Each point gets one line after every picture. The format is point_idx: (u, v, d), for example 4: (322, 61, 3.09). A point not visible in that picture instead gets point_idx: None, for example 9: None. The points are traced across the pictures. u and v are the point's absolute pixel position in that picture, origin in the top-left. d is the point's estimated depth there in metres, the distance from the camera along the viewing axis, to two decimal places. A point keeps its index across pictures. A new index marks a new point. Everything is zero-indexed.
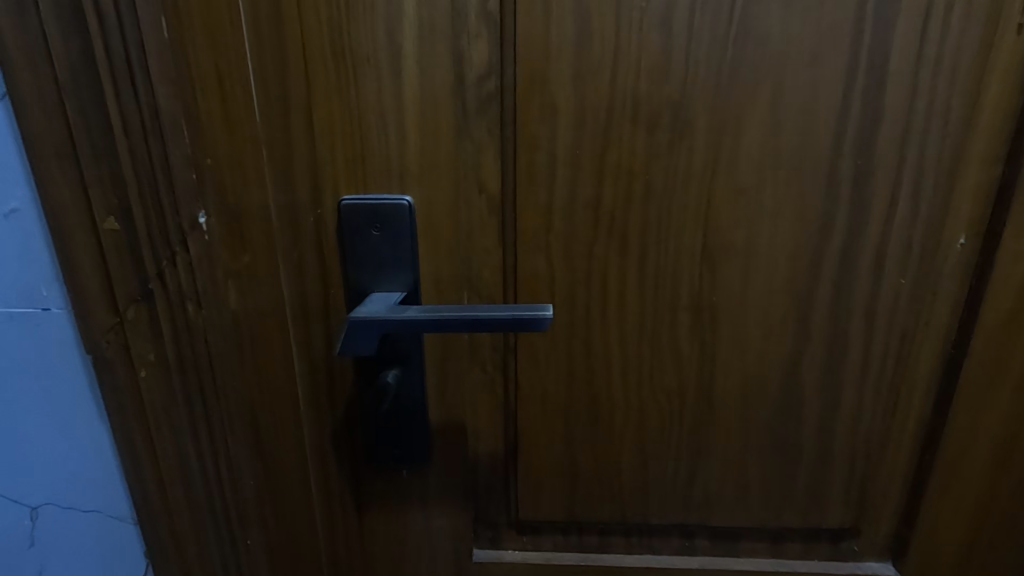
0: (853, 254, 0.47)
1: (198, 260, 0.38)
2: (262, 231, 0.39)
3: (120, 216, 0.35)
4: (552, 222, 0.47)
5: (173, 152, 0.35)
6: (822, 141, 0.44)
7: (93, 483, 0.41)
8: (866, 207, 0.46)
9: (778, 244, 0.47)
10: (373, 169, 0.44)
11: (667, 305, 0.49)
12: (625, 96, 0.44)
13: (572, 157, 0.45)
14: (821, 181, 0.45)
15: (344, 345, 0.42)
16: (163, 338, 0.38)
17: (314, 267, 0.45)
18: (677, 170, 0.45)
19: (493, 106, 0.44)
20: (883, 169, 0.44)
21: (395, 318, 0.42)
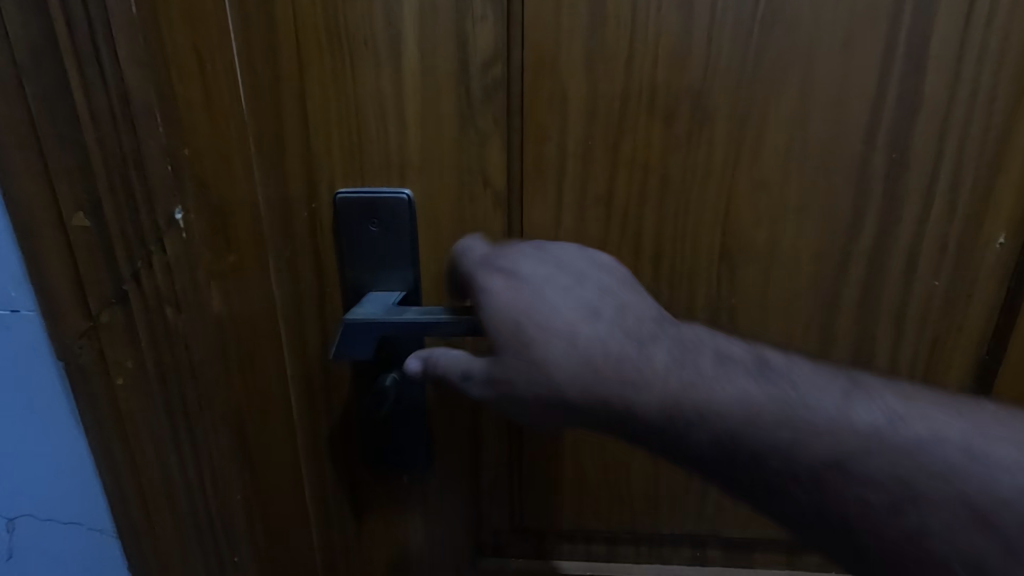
0: (884, 254, 0.44)
1: (178, 262, 0.29)
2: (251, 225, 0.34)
3: (91, 209, 0.26)
4: (560, 218, 0.44)
5: (146, 139, 0.27)
6: (855, 134, 0.41)
7: (77, 519, 0.33)
8: (900, 205, 0.42)
9: (803, 244, 0.44)
10: (371, 160, 0.43)
11: (682, 306, 0.46)
12: (641, 83, 0.41)
13: (584, 148, 0.42)
14: (851, 178, 0.42)
15: (340, 348, 0.40)
16: (145, 358, 0.29)
17: (302, 268, 0.42)
18: (696, 163, 0.42)
19: (499, 94, 0.41)
20: (920, 162, 0.41)
21: (395, 321, 0.40)
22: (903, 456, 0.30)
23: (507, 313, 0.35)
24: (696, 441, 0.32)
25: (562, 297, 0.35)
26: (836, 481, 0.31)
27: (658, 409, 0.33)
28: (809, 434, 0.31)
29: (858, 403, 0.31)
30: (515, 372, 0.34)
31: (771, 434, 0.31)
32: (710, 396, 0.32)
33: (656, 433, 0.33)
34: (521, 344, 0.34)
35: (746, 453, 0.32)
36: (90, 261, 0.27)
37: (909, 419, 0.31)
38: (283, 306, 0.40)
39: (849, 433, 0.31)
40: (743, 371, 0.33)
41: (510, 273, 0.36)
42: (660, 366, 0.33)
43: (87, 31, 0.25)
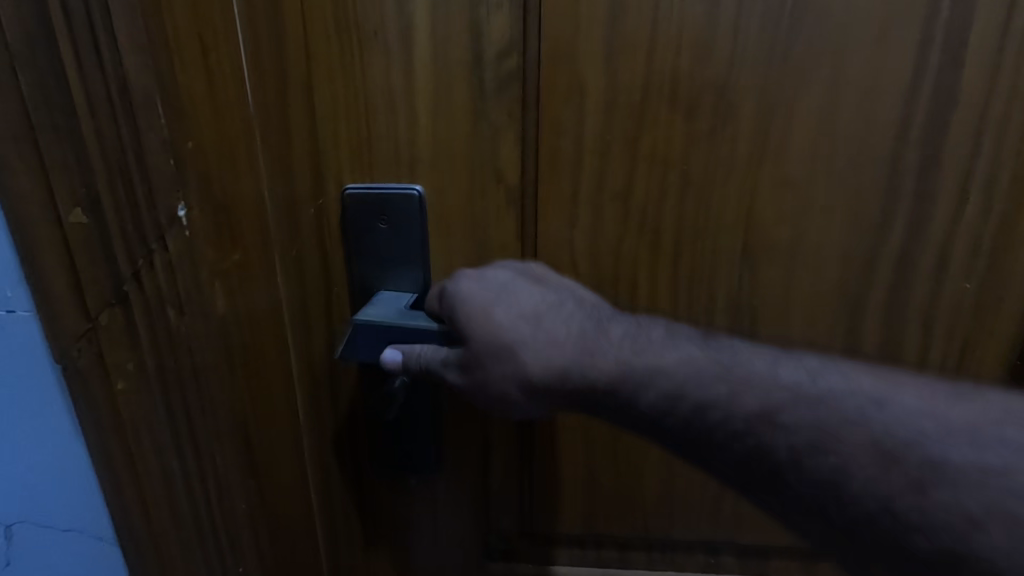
0: (913, 255, 0.42)
1: (182, 260, 0.29)
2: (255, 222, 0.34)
3: (91, 207, 0.24)
4: (576, 216, 0.43)
5: (148, 133, 0.26)
6: (887, 131, 0.39)
7: (75, 524, 0.32)
8: (933, 204, 0.41)
9: (829, 245, 0.42)
10: (380, 154, 0.41)
11: (701, 307, 0.45)
12: (662, 75, 0.39)
13: (602, 143, 0.41)
14: (882, 176, 0.40)
15: (346, 351, 0.40)
16: (146, 361, 0.28)
17: (312, 269, 0.42)
18: (719, 160, 0.41)
19: (513, 86, 0.40)
20: (954, 159, 0.39)
21: (404, 326, 0.40)
22: (826, 410, 0.31)
23: (472, 300, 0.38)
24: (643, 402, 0.35)
25: (523, 287, 0.39)
26: (769, 435, 0.32)
27: (611, 376, 0.35)
28: (747, 388, 0.33)
29: (786, 363, 0.34)
30: (487, 363, 0.37)
31: (708, 391, 0.33)
32: (659, 364, 0.35)
33: (607, 396, 0.36)
34: (488, 324, 0.38)
35: (686, 410, 0.34)
36: (90, 262, 0.25)
37: (833, 376, 0.32)
38: (289, 309, 0.39)
39: (778, 389, 0.32)
40: (689, 343, 0.36)
41: (480, 279, 0.39)
42: (616, 342, 0.36)
43: (84, 14, 0.23)
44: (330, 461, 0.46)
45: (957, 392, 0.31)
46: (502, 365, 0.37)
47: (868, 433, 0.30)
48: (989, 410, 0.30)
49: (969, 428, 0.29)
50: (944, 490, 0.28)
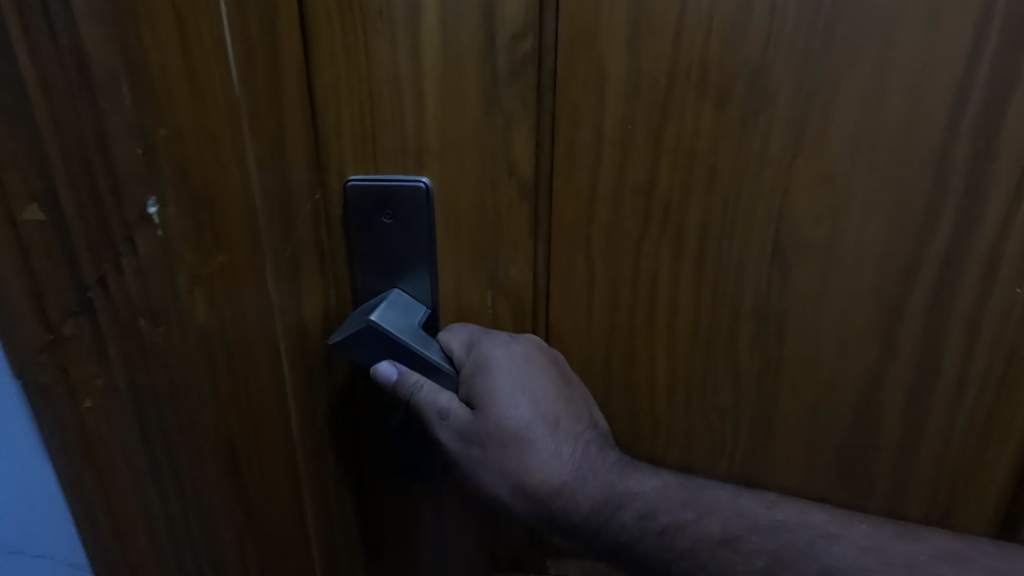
0: (959, 257, 0.39)
1: (154, 265, 0.25)
2: (242, 218, 0.31)
3: (47, 201, 0.21)
4: (594, 212, 0.40)
5: (111, 116, 0.22)
6: (936, 120, 0.36)
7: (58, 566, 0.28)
8: (983, 202, 0.37)
9: (867, 244, 0.39)
10: (384, 144, 0.38)
11: (726, 310, 0.42)
12: (691, 59, 0.36)
13: (623, 133, 0.38)
14: (928, 170, 0.37)
15: (341, 343, 0.37)
16: (116, 377, 0.24)
17: (307, 265, 0.38)
18: (750, 150, 0.37)
19: (528, 71, 0.37)
20: (1011, 153, 0.36)
21: (416, 352, 0.38)
22: (790, 541, 0.33)
23: (500, 382, 0.38)
24: (616, 524, 0.36)
25: (550, 386, 0.39)
26: (728, 560, 0.33)
27: (588, 495, 0.37)
28: (718, 517, 0.35)
29: (747, 496, 0.36)
30: (487, 439, 0.38)
31: (677, 515, 0.35)
32: (636, 493, 0.36)
33: (581, 515, 0.37)
34: (497, 404, 0.38)
35: (653, 536, 0.35)
36: (48, 265, 0.21)
37: (789, 508, 0.35)
38: (284, 312, 0.36)
39: (737, 518, 0.35)
40: (669, 473, 0.37)
41: (506, 352, 0.39)
42: (601, 463, 0.38)
43: None
44: (329, 469, 0.43)
45: (903, 531, 0.33)
46: (501, 454, 0.38)
47: (819, 566, 0.32)
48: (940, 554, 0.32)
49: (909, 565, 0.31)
50: None
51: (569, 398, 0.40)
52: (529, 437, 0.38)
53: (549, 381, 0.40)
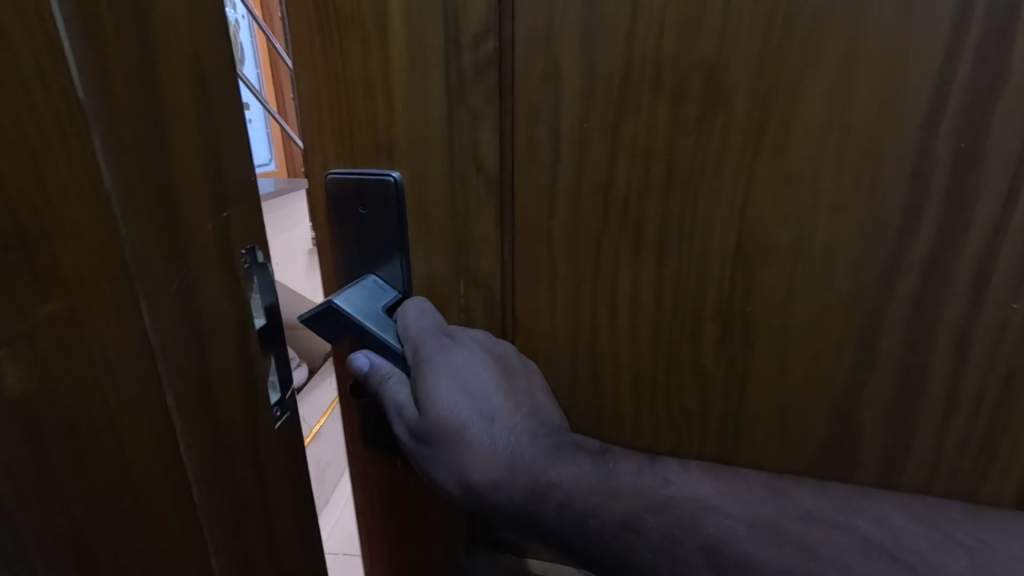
0: (943, 268, 0.36)
1: None
2: (83, 216, 0.19)
3: None
4: (554, 209, 0.41)
5: None
6: (910, 120, 0.33)
7: None
8: (970, 208, 0.34)
9: (838, 251, 0.37)
10: (360, 141, 0.42)
11: (689, 311, 0.42)
12: (646, 56, 0.36)
13: (581, 131, 0.38)
14: (905, 173, 0.34)
15: (308, 318, 0.41)
16: None
17: (230, 285, 0.27)
18: (707, 150, 0.37)
19: (490, 73, 0.39)
20: (1000, 156, 0.33)
21: (371, 334, 0.42)
22: (677, 515, 0.35)
23: (435, 379, 0.40)
24: (541, 512, 0.38)
25: (485, 381, 0.42)
26: (627, 540, 0.35)
27: (517, 485, 0.38)
28: (622, 498, 0.36)
29: (650, 475, 0.37)
30: (427, 433, 0.41)
31: (587, 499, 0.37)
32: (558, 483, 0.38)
33: (512, 504, 0.39)
34: (432, 400, 0.40)
35: (571, 522, 0.37)
36: None
37: (681, 482, 0.37)
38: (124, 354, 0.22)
39: (638, 498, 0.36)
40: (589, 459, 0.39)
41: (443, 351, 0.42)
42: (529, 454, 0.39)
43: None
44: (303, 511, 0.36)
45: (771, 492, 0.35)
46: (441, 447, 0.40)
47: (701, 539, 0.34)
48: (798, 517, 0.34)
49: (772, 525, 0.33)
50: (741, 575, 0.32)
51: (504, 390, 0.42)
52: (465, 434, 0.40)
53: (485, 375, 0.42)
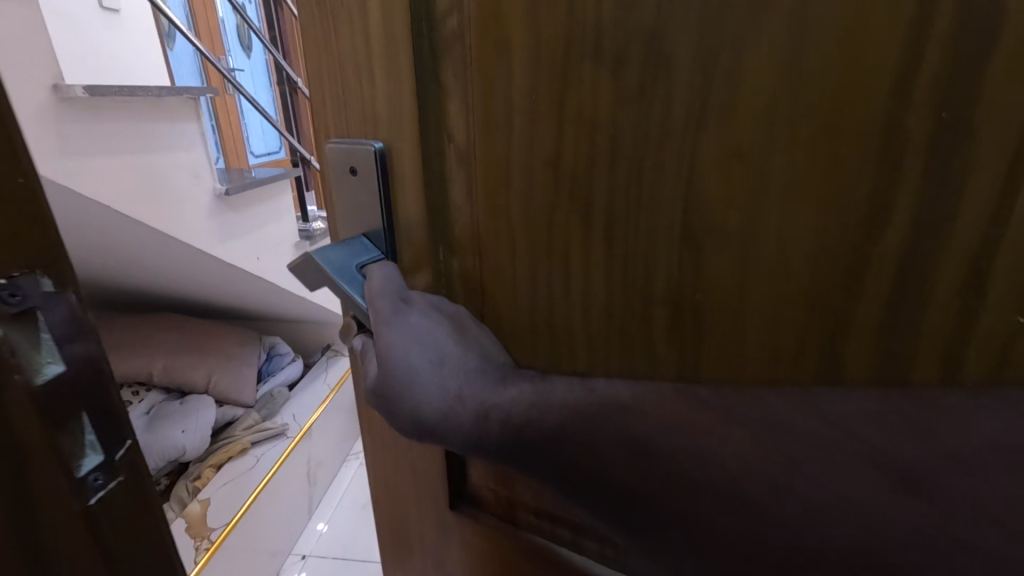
0: (927, 272, 0.29)
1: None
2: None
3: None
4: (510, 181, 0.42)
5: None
6: (876, 86, 0.28)
7: None
8: (958, 201, 0.28)
9: (792, 240, 0.33)
10: (355, 114, 0.47)
11: (638, 294, 0.40)
12: (585, 23, 0.34)
13: (529, 103, 0.38)
14: (871, 151, 0.29)
15: (294, 268, 0.48)
16: None
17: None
18: (650, 124, 0.35)
19: (456, 47, 0.41)
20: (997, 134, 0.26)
21: (339, 286, 0.47)
22: (601, 418, 0.39)
23: (388, 336, 0.44)
24: (488, 431, 0.42)
25: (436, 331, 0.46)
26: (563, 441, 0.40)
27: (468, 409, 0.43)
28: (558, 406, 0.41)
29: (579, 387, 0.42)
30: (385, 385, 0.45)
31: (529, 412, 0.42)
32: (502, 404, 0.43)
33: (463, 428, 0.43)
34: (388, 355, 0.45)
35: (515, 435, 0.42)
36: None
37: (603, 387, 0.41)
38: None
39: (570, 407, 0.41)
40: (528, 383, 0.44)
41: (393, 309, 0.45)
42: (477, 387, 0.44)
43: None
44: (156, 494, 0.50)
45: (678, 388, 0.39)
46: (399, 392, 0.45)
47: (618, 428, 0.39)
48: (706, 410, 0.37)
49: (682, 416, 0.37)
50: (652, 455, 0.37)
51: (457, 333, 0.46)
52: (418, 379, 0.44)
53: (436, 325, 0.46)
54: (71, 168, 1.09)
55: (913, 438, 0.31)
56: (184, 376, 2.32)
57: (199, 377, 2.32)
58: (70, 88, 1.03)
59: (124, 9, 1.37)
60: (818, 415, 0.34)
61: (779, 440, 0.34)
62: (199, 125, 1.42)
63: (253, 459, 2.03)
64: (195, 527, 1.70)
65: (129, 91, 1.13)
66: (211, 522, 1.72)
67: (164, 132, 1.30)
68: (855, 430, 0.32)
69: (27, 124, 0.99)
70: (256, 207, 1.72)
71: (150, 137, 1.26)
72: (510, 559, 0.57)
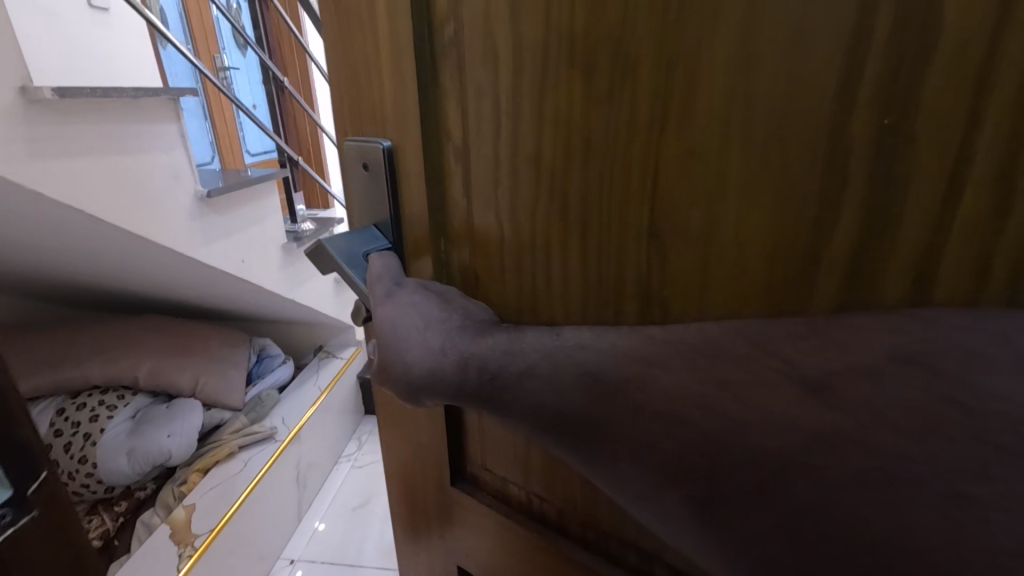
0: (870, 271, 0.30)
1: None
2: None
3: None
4: (498, 177, 0.45)
5: None
6: (822, 91, 0.29)
7: None
8: (899, 203, 0.28)
9: (750, 241, 0.34)
10: (369, 113, 0.52)
11: (610, 287, 0.42)
12: (560, 31, 0.37)
13: (514, 105, 0.41)
14: (819, 154, 0.30)
15: (307, 254, 0.53)
16: None
17: None
18: (618, 125, 0.37)
19: (451, 52, 0.44)
20: (931, 139, 0.26)
21: (345, 272, 0.52)
22: (564, 360, 0.38)
23: (384, 312, 0.49)
24: (468, 379, 0.44)
25: (425, 304, 0.49)
26: (528, 385, 0.40)
27: (451, 359, 0.45)
28: (526, 353, 0.41)
29: (547, 335, 0.41)
30: (389, 359, 0.51)
31: (501, 361, 0.42)
32: (479, 352, 0.44)
33: (450, 378, 0.45)
34: (386, 330, 0.50)
35: (489, 381, 0.42)
36: None
37: (570, 333, 0.40)
38: None
39: (537, 352, 0.40)
40: (504, 336, 0.44)
41: (389, 289, 0.50)
42: (459, 342, 0.46)
43: None
44: None
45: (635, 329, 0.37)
46: (399, 359, 0.49)
47: (575, 362, 0.38)
48: (668, 349, 0.34)
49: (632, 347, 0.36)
50: (600, 386, 0.36)
51: (447, 304, 0.50)
52: (410, 344, 0.48)
53: (426, 299, 0.50)
54: (47, 174, 0.88)
55: (836, 425, 0.28)
56: (171, 376, 1.76)
57: (185, 379, 1.79)
58: (36, 89, 0.83)
59: (114, 6, 1.04)
60: (766, 353, 0.31)
61: (712, 366, 0.32)
62: (180, 128, 1.14)
63: (242, 463, 1.68)
64: (179, 534, 1.41)
65: (104, 92, 0.92)
66: (199, 526, 1.45)
67: (143, 132, 1.05)
68: (773, 349, 0.31)
69: (18, 137, 0.83)
70: (245, 207, 1.40)
71: (111, 139, 0.98)
72: (501, 539, 0.61)
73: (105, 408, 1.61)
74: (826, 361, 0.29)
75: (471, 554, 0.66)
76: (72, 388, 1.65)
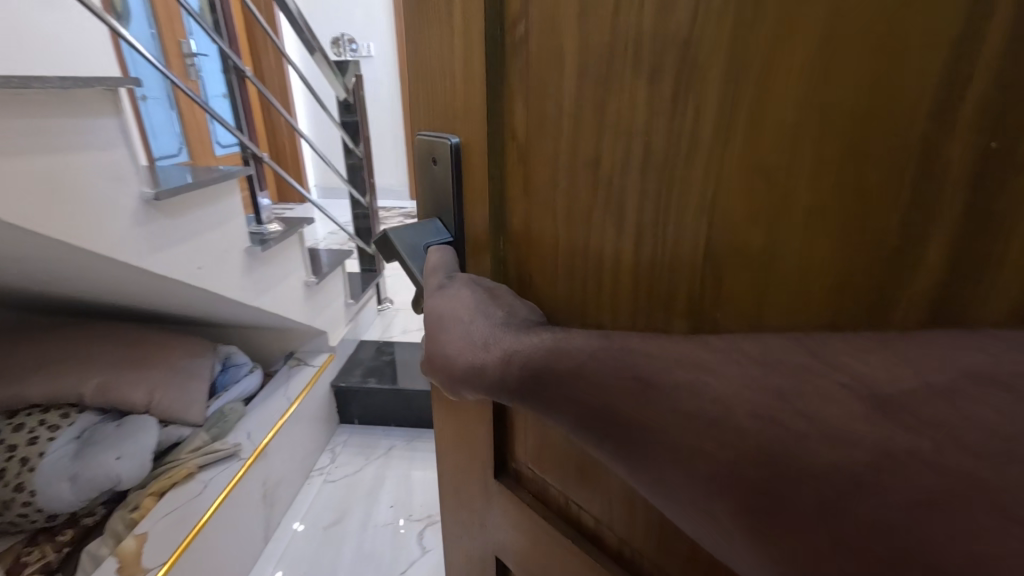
0: (951, 294, 0.29)
1: None
2: None
3: None
4: (557, 178, 0.46)
5: None
6: (907, 111, 0.28)
7: None
8: (984, 224, 0.27)
9: (816, 261, 0.33)
10: (439, 113, 0.54)
11: (664, 295, 0.42)
12: (627, 36, 0.37)
13: (577, 107, 0.42)
14: (899, 175, 0.29)
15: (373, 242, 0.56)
16: None
17: None
18: (681, 134, 0.37)
19: (520, 54, 0.45)
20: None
21: (405, 262, 0.54)
22: (612, 362, 0.38)
23: (436, 306, 0.51)
24: (509, 374, 0.44)
25: (471, 299, 0.50)
26: (574, 384, 0.39)
27: (494, 355, 0.45)
28: (569, 354, 0.41)
29: (592, 337, 0.41)
30: (435, 354, 0.51)
31: (543, 359, 0.42)
32: (523, 348, 0.44)
33: (492, 375, 0.45)
34: (435, 325, 0.50)
35: (532, 379, 0.42)
36: None
37: (618, 338, 0.39)
38: None
39: (582, 351, 0.40)
40: (548, 334, 0.44)
41: (444, 283, 0.52)
42: (502, 339, 0.46)
43: None
44: None
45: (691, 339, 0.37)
46: (442, 353, 0.50)
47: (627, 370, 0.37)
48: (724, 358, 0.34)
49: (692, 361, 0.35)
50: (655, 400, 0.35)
51: (496, 300, 0.51)
52: (455, 340, 0.48)
53: (476, 294, 0.51)
54: None
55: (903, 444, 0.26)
56: (121, 393, 1.60)
57: (137, 394, 1.62)
58: None
59: None
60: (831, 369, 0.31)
61: (768, 374, 0.32)
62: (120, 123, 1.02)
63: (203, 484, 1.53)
64: (127, 569, 1.27)
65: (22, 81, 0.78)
66: (149, 559, 1.30)
67: (72, 128, 0.92)
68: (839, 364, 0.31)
69: None
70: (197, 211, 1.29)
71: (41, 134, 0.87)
72: (537, 540, 0.61)
73: (43, 429, 1.45)
74: (890, 375, 0.29)
75: (507, 551, 0.67)
76: (14, 407, 1.50)
